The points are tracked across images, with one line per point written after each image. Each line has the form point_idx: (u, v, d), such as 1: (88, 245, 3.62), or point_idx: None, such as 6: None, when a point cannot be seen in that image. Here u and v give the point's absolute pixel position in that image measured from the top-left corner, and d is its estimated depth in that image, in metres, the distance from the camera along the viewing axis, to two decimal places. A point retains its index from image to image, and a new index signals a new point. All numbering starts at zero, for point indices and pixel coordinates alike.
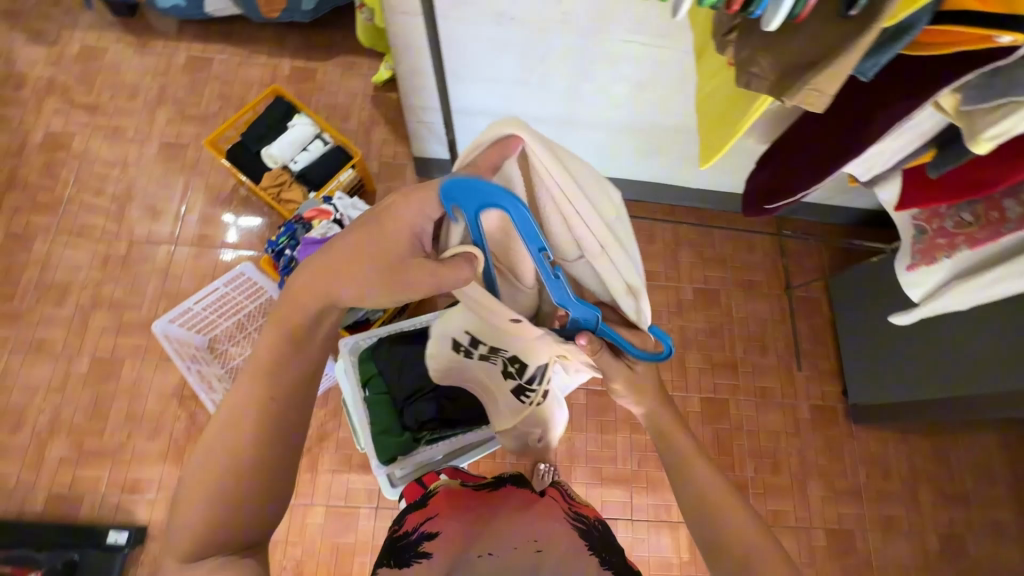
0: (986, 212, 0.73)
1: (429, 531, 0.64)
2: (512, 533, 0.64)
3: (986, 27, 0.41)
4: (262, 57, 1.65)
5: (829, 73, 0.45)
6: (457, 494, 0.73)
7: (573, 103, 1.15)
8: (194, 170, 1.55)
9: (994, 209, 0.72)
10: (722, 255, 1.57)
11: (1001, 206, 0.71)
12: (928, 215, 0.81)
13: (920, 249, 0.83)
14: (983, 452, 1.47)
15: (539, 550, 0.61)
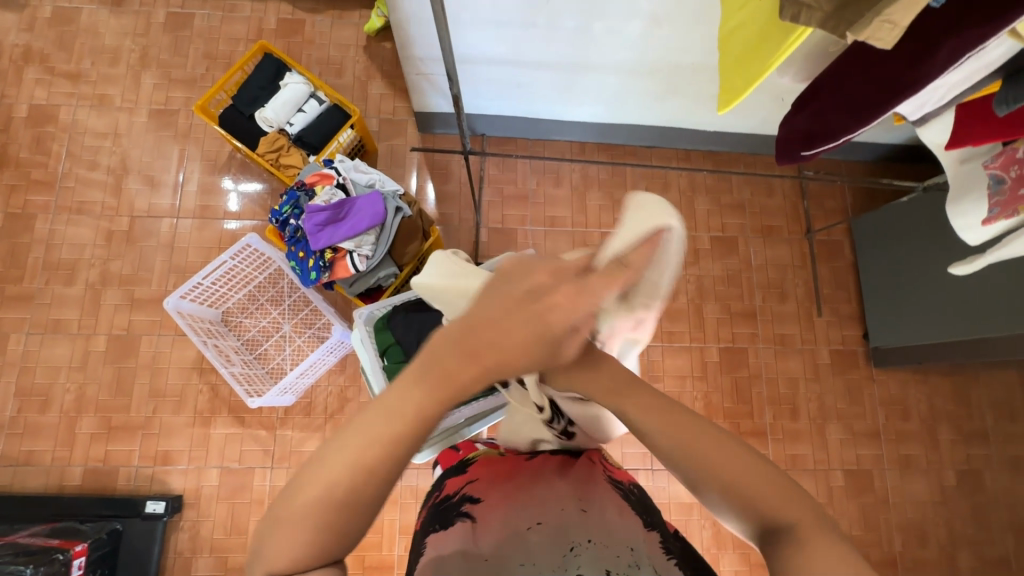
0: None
1: (472, 495, 0.66)
2: (556, 492, 0.64)
3: None
4: (245, 10, 1.55)
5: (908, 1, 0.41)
6: (498, 461, 0.74)
7: (585, 44, 1.07)
8: (188, 137, 1.49)
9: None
10: (740, 200, 1.52)
11: None
12: (1004, 162, 0.76)
13: (999, 201, 0.77)
14: (1004, 389, 1.46)
15: (583, 510, 0.61)
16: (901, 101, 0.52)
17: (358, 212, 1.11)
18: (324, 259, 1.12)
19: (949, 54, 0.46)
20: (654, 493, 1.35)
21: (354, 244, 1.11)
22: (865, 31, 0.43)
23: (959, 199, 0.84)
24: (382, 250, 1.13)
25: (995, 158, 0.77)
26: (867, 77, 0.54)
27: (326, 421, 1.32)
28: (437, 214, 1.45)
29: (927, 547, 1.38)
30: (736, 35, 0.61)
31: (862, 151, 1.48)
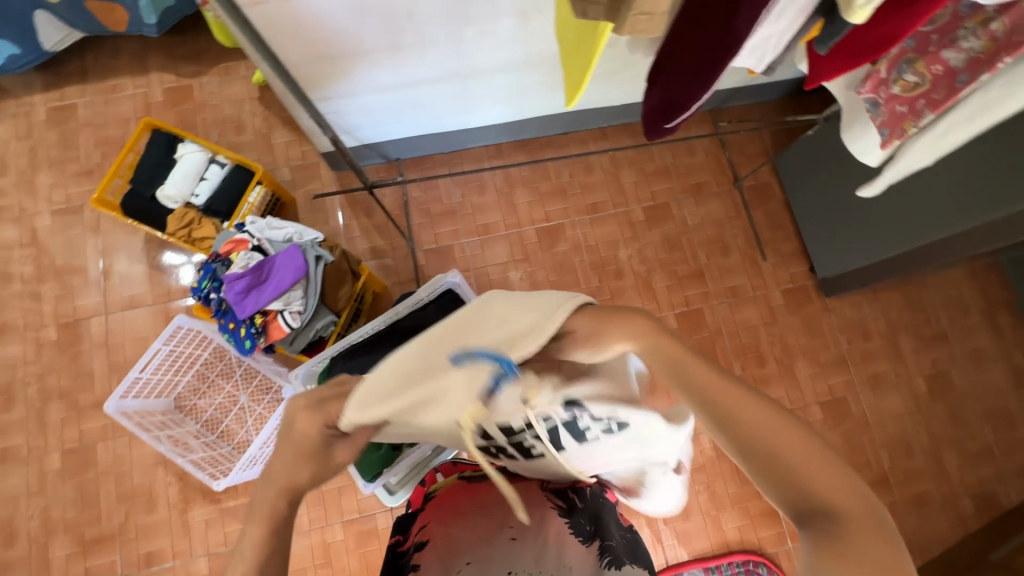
0: (928, 68, 0.72)
1: (420, 542, 0.68)
2: (489, 529, 0.66)
3: None
4: (127, 88, 1.50)
5: None
6: (456, 491, 0.76)
7: (463, 52, 1.06)
8: (99, 230, 1.44)
9: (935, 63, 0.71)
10: (663, 165, 1.52)
11: (943, 58, 0.70)
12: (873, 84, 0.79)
13: (882, 122, 0.80)
14: (951, 287, 1.50)
15: (514, 539, 0.64)
16: (731, 61, 0.50)
17: (279, 269, 1.08)
18: (255, 324, 1.09)
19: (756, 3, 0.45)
20: None
21: (282, 303, 1.08)
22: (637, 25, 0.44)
23: (849, 128, 0.87)
24: (312, 301, 1.10)
25: (864, 83, 0.81)
26: (684, 46, 0.53)
27: (305, 482, 1.30)
28: (371, 249, 1.43)
29: (914, 457, 1.41)
30: (567, 30, 0.60)
31: (767, 92, 1.50)
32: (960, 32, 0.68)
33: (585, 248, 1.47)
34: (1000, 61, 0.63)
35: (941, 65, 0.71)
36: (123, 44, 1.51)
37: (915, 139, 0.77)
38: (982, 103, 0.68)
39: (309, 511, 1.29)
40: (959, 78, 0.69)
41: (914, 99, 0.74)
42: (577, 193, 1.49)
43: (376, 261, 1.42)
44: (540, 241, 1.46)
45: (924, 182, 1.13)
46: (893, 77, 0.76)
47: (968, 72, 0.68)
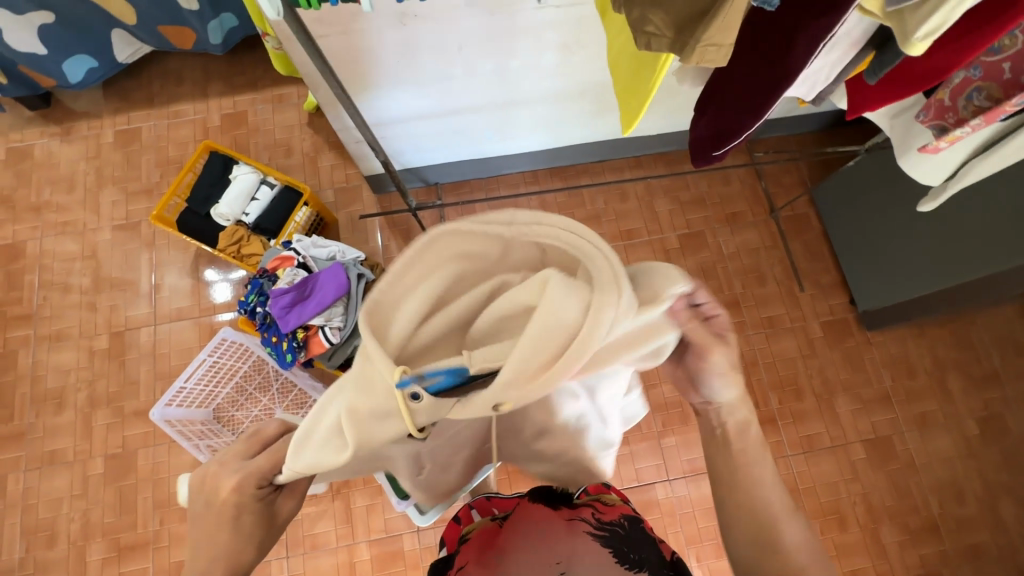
0: (1002, 95, 0.70)
1: None
2: (535, 560, 0.69)
3: None
4: (189, 113, 1.60)
5: (719, 20, 0.40)
6: (491, 533, 0.80)
7: (508, 81, 1.09)
8: (153, 245, 1.52)
9: (1012, 89, 0.69)
10: (699, 195, 1.53)
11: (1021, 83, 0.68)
12: (937, 113, 0.78)
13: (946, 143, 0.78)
14: (1003, 327, 1.44)
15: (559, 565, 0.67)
16: (784, 92, 0.51)
17: (322, 286, 1.12)
18: (297, 339, 1.12)
19: (810, 41, 0.45)
20: (676, 504, 1.32)
21: (324, 318, 1.11)
22: (693, 58, 0.42)
23: (903, 155, 0.88)
24: (353, 318, 1.13)
25: (926, 111, 0.80)
26: (740, 80, 0.54)
27: (334, 498, 1.31)
28: None
29: (966, 503, 1.33)
30: (619, 61, 0.62)
31: (805, 124, 1.50)
32: None
33: None
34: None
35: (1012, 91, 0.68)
36: (187, 71, 1.62)
37: (982, 156, 0.79)
38: None
39: (336, 528, 1.29)
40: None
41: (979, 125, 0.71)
42: (611, 220, 1.50)
43: None
44: None
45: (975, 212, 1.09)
46: (960, 104, 0.74)
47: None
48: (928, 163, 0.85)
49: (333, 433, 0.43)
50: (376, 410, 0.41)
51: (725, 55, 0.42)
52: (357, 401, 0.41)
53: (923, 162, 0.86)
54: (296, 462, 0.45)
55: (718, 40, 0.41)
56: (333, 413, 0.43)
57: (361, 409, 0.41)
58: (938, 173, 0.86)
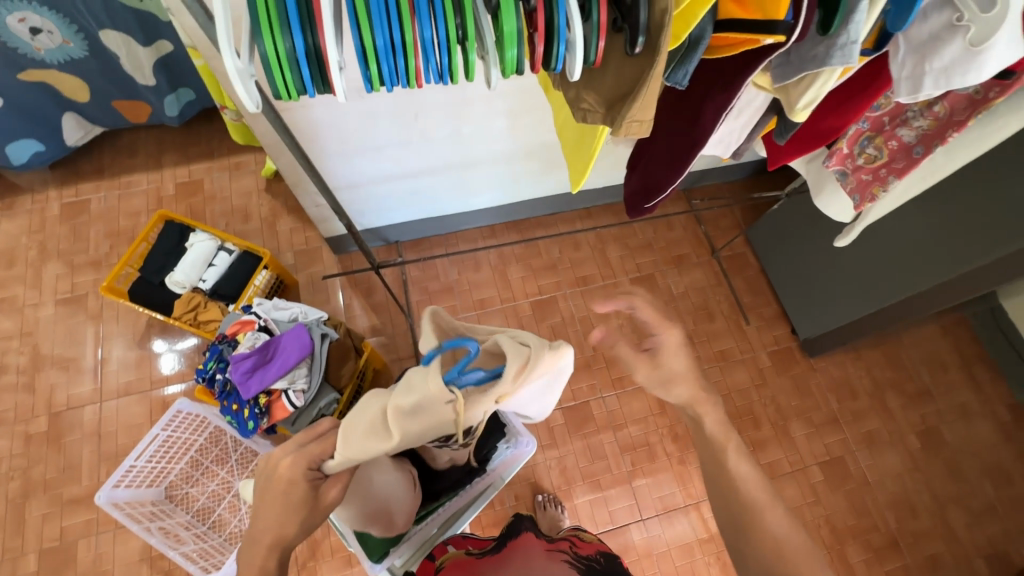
0: (885, 142, 0.83)
1: None
2: None
3: (753, 32, 0.42)
4: (142, 183, 1.60)
5: (641, 101, 0.43)
6: (470, 564, 0.78)
7: (462, 145, 1.17)
8: (101, 317, 1.46)
9: (891, 139, 0.82)
10: (646, 240, 1.63)
11: (898, 135, 0.82)
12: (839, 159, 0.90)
13: (852, 189, 0.90)
14: (927, 345, 1.58)
15: None
16: (700, 152, 0.58)
17: (284, 349, 1.11)
18: (259, 405, 1.09)
19: (714, 111, 0.53)
20: (651, 544, 1.32)
21: (287, 381, 1.09)
22: (621, 131, 0.46)
23: (819, 192, 0.96)
24: (317, 379, 1.12)
25: (829, 158, 0.91)
26: (664, 141, 0.62)
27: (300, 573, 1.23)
28: (371, 326, 1.47)
29: (920, 516, 1.40)
30: (565, 126, 0.69)
31: (733, 172, 1.66)
32: (908, 114, 0.80)
33: (578, 320, 1.52)
34: (951, 135, 0.74)
35: (896, 141, 0.82)
36: (141, 143, 1.63)
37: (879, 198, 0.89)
38: (930, 165, 0.81)
39: None
40: (917, 147, 0.80)
41: (877, 168, 0.85)
42: (567, 268, 1.58)
43: (376, 339, 1.46)
44: (535, 314, 1.52)
45: (886, 244, 1.23)
46: (856, 151, 0.87)
47: (923, 145, 0.79)
48: (836, 204, 0.94)
49: (377, 427, 0.55)
50: (412, 405, 0.55)
51: (648, 128, 0.46)
52: (399, 398, 0.55)
53: (834, 203, 0.94)
54: (347, 453, 0.55)
55: (643, 116, 0.45)
56: (367, 418, 0.56)
57: (402, 403, 0.54)
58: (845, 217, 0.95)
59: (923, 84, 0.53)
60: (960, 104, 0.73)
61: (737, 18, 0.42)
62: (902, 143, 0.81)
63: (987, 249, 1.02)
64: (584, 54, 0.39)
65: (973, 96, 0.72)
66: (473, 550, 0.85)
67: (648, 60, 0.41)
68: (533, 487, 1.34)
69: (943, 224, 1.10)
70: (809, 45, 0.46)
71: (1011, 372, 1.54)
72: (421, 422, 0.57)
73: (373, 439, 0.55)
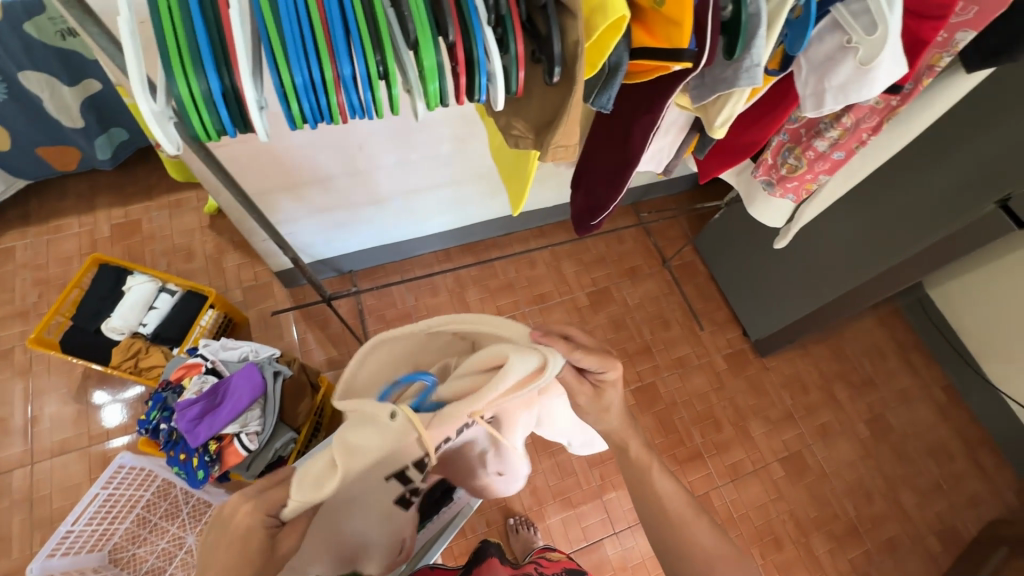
0: (804, 153, 0.88)
1: None
2: None
3: (663, 60, 0.44)
4: (73, 227, 1.51)
5: (565, 127, 0.45)
6: None
7: (409, 172, 1.17)
8: (30, 372, 1.36)
9: (809, 150, 0.87)
10: (599, 254, 1.67)
11: (814, 146, 0.86)
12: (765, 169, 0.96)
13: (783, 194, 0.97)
14: (866, 337, 1.67)
15: None
16: (634, 170, 0.60)
17: (235, 392, 1.05)
18: (209, 452, 1.04)
19: (643, 131, 0.55)
20: (626, 556, 1.32)
21: (239, 425, 1.05)
22: (549, 156, 0.47)
23: (753, 202, 1.02)
24: (271, 420, 1.08)
25: (758, 167, 0.97)
26: (600, 163, 0.64)
27: None
28: (328, 360, 1.43)
29: (875, 502, 1.47)
30: (500, 153, 0.70)
31: (676, 185, 1.73)
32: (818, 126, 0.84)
33: None
34: (869, 138, 0.81)
35: (813, 151, 0.86)
36: (71, 185, 1.56)
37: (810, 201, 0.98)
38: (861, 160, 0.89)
39: None
40: (834, 153, 0.85)
41: (801, 176, 0.91)
42: (524, 286, 1.59)
43: (333, 372, 1.42)
44: None
45: (819, 244, 1.31)
46: (779, 161, 0.93)
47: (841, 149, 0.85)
48: (770, 209, 1.00)
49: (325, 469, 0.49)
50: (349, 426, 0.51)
51: (575, 152, 0.47)
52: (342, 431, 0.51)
53: (767, 210, 1.01)
54: (296, 495, 0.48)
55: (569, 141, 0.46)
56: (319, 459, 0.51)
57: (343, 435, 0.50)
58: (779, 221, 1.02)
59: (826, 100, 0.58)
60: (866, 114, 0.78)
61: (648, 46, 0.45)
62: (816, 153, 0.85)
63: (908, 243, 1.11)
64: (504, 84, 0.41)
65: (876, 104, 0.77)
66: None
67: (567, 90, 0.42)
68: (505, 511, 1.32)
69: (865, 223, 1.19)
70: (718, 67, 0.49)
71: (941, 356, 1.65)
72: (374, 445, 0.50)
73: (313, 487, 0.48)
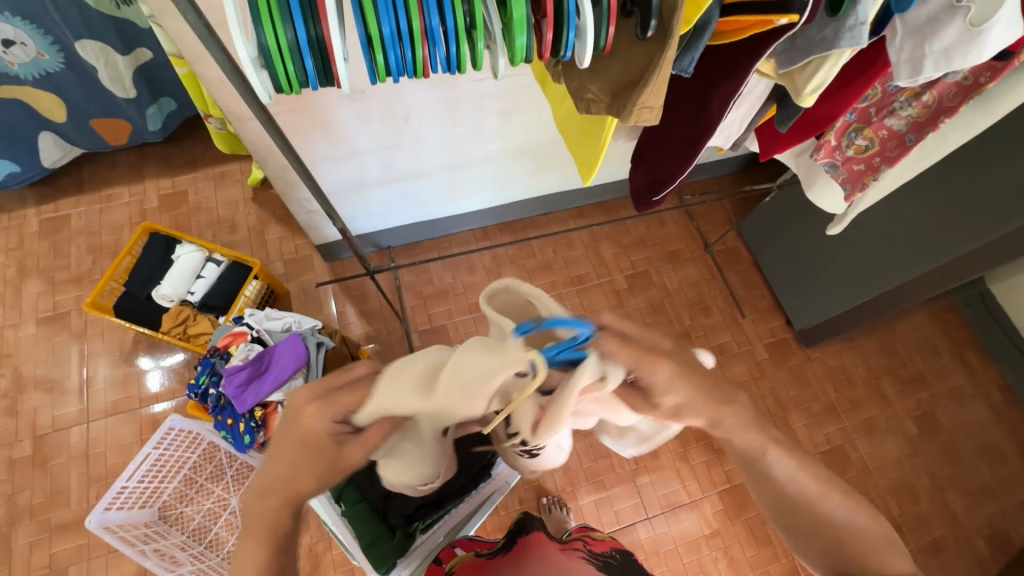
0: (875, 133, 0.84)
1: None
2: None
3: (767, 13, 0.42)
4: (124, 197, 1.56)
5: (652, 88, 0.42)
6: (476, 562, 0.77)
7: (455, 147, 1.16)
8: (85, 336, 1.41)
9: (881, 129, 0.83)
10: (639, 237, 1.63)
11: (887, 125, 0.82)
12: (827, 151, 0.91)
13: (842, 180, 0.91)
14: (918, 331, 1.60)
15: None
16: (709, 141, 0.57)
17: (279, 360, 1.08)
18: (255, 418, 1.08)
19: (723, 98, 0.52)
20: (658, 541, 1.31)
21: (282, 393, 1.07)
22: (631, 119, 0.45)
23: (811, 184, 0.96)
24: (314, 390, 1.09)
25: (817, 150, 0.92)
26: (668, 135, 0.61)
27: None
28: (365, 334, 1.45)
29: (920, 501, 1.41)
30: (567, 119, 0.66)
31: (722, 167, 1.67)
32: (895, 104, 0.80)
33: None
34: (944, 121, 0.75)
35: (886, 130, 0.83)
36: (120, 156, 1.59)
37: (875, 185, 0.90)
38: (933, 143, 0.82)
39: None
40: (907, 135, 0.81)
41: (869, 158, 0.86)
42: (561, 267, 1.57)
43: (371, 346, 1.43)
44: None
45: (878, 231, 1.24)
46: (844, 143, 0.88)
47: (915, 132, 0.80)
48: (828, 194, 0.94)
49: (426, 384, 0.50)
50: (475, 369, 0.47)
51: (658, 116, 0.44)
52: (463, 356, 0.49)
53: (826, 196, 0.95)
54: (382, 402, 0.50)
55: (652, 104, 0.44)
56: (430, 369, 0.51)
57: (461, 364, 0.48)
58: (836, 208, 0.96)
59: (924, 67, 0.53)
60: (949, 92, 0.73)
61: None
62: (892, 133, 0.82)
63: (976, 233, 1.03)
64: (593, 40, 0.38)
65: (963, 82, 0.72)
66: (482, 551, 0.84)
67: (658, 46, 0.40)
68: (537, 490, 1.33)
69: (931, 210, 1.12)
70: (815, 28, 0.46)
71: (1000, 354, 1.56)
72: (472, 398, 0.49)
73: (406, 398, 0.50)
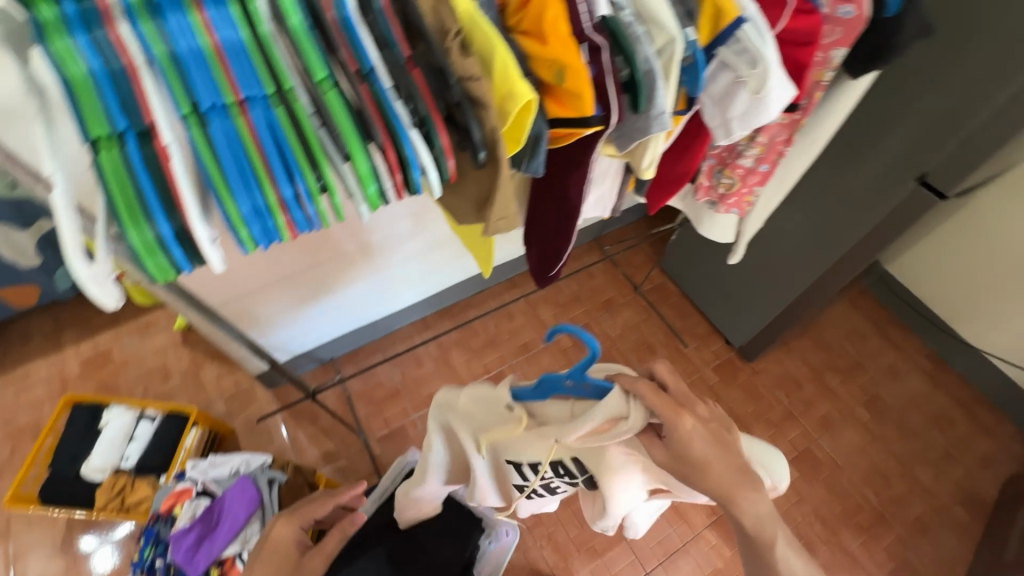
0: (735, 172, 0.92)
1: None
2: None
3: (576, 126, 0.49)
4: (41, 370, 1.48)
5: (500, 199, 0.51)
6: None
7: (372, 255, 1.21)
8: (10, 534, 1.28)
9: (737, 168, 0.91)
10: (573, 294, 1.71)
11: (739, 163, 0.91)
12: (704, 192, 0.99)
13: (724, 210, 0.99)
14: (842, 322, 1.72)
15: None
16: (579, 220, 0.66)
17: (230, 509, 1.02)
18: None
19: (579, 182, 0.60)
20: None
21: (239, 543, 1.02)
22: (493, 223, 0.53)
23: (700, 221, 1.06)
24: None
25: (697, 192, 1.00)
26: (544, 221, 0.69)
27: None
28: (323, 454, 1.39)
29: (893, 484, 1.46)
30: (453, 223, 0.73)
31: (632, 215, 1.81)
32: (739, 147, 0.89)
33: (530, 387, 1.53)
34: (786, 148, 0.88)
35: (741, 168, 0.91)
36: (34, 327, 1.53)
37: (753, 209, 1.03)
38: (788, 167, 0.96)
39: None
40: (761, 166, 0.91)
41: (738, 191, 0.95)
42: (507, 339, 1.60)
43: (331, 466, 1.38)
44: None
45: (773, 245, 1.36)
46: (715, 182, 0.96)
47: (766, 164, 0.90)
48: (717, 227, 1.05)
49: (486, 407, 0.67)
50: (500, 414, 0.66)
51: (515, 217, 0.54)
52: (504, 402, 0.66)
53: (716, 227, 1.05)
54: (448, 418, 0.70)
55: (506, 208, 0.53)
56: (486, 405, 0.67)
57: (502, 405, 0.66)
58: (725, 236, 1.07)
59: (734, 127, 0.64)
60: (777, 130, 0.84)
61: (558, 114, 0.50)
62: (744, 168, 0.90)
63: (850, 232, 1.16)
64: (437, 173, 0.47)
65: (782, 120, 0.84)
66: None
67: (493, 166, 0.48)
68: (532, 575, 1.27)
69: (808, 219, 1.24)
70: (632, 119, 0.54)
71: (917, 327, 1.70)
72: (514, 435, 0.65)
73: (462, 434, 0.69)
